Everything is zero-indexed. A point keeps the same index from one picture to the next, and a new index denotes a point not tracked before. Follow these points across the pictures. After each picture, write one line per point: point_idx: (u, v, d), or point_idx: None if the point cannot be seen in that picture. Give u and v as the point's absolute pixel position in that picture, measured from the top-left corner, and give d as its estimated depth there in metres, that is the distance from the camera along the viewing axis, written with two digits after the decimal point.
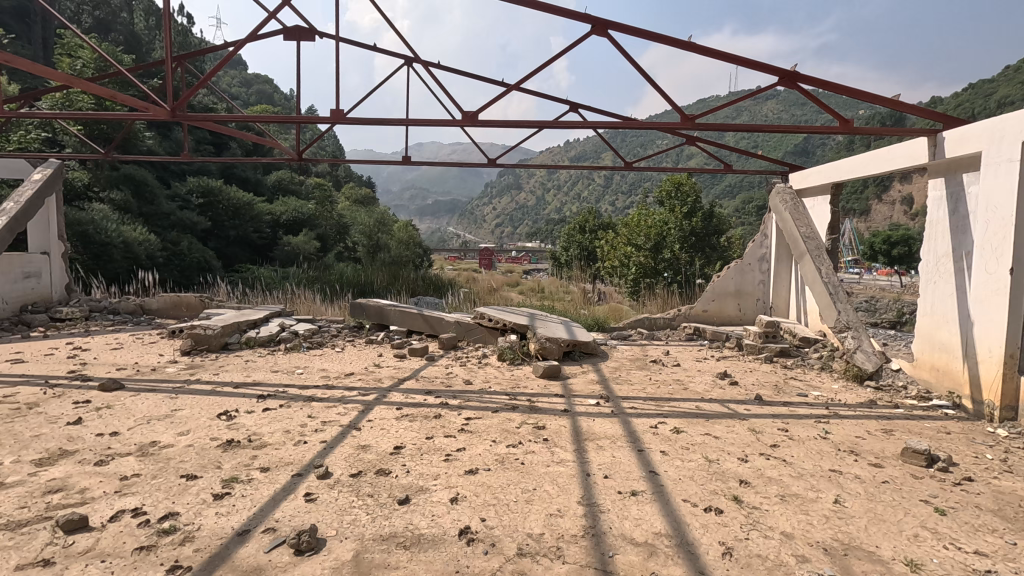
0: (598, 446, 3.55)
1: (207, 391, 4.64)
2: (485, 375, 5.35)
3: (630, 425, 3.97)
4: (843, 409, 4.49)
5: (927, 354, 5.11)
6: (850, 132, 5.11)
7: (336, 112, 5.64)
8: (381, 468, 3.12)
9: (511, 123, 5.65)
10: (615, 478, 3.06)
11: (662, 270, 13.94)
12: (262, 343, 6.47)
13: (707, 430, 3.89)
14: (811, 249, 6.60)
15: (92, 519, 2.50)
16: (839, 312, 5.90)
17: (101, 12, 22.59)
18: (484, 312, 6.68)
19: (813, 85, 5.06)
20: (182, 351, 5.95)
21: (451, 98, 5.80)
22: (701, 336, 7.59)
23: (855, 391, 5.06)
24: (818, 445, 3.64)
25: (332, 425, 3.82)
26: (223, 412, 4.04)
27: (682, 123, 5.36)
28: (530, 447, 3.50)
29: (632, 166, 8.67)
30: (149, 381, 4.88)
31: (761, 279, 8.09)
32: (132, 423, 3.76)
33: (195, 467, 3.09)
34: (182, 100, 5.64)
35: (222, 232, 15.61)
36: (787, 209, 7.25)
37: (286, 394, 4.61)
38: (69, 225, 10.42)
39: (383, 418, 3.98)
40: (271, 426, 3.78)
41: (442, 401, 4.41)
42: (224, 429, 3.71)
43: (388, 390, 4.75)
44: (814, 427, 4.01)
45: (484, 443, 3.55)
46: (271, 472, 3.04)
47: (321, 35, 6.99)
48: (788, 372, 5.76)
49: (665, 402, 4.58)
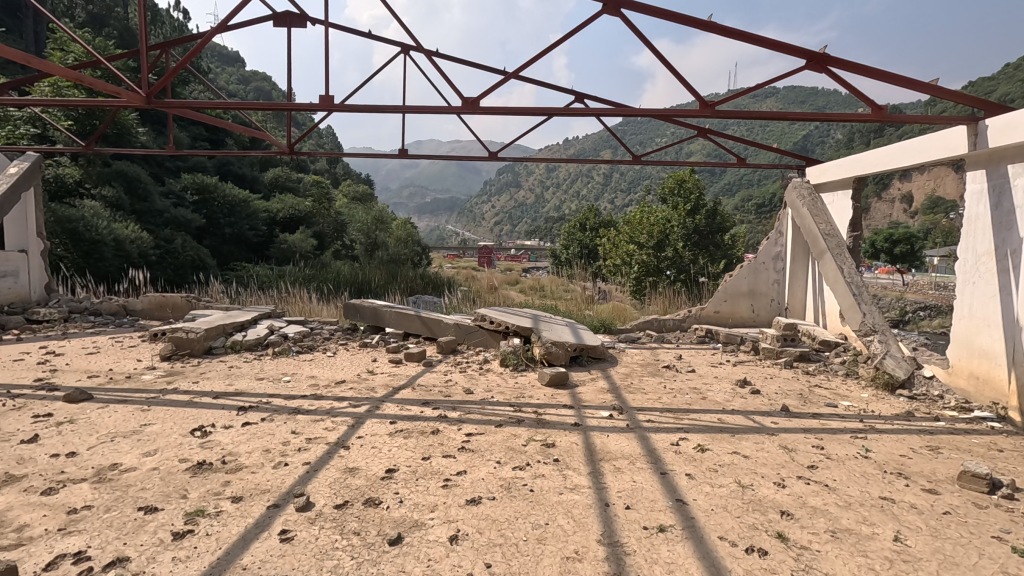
0: (615, 468, 3.16)
1: (184, 402, 4.22)
2: (487, 383, 4.93)
3: (649, 441, 3.59)
4: (879, 423, 4.10)
5: (965, 360, 4.73)
6: (885, 119, 4.71)
7: (325, 100, 5.23)
8: (369, 497, 2.73)
9: (515, 111, 5.25)
10: (638, 510, 2.67)
11: (665, 267, 13.55)
12: (249, 347, 6.06)
13: (735, 448, 3.51)
14: (831, 247, 6.21)
15: (23, 569, 2.11)
16: (864, 314, 5.50)
17: (94, 7, 22.06)
18: (485, 314, 6.27)
19: (843, 68, 4.68)
20: (162, 356, 5.55)
21: (451, 86, 5.40)
22: (714, 338, 7.18)
23: (888, 401, 4.68)
24: (860, 465, 3.27)
25: (318, 443, 3.43)
26: (197, 427, 3.64)
27: (699, 110, 4.94)
28: (539, 470, 3.11)
29: (641, 158, 8.22)
30: (122, 391, 4.47)
31: (775, 279, 7.68)
32: (93, 441, 3.37)
33: (157, 497, 2.69)
34: (157, 85, 5.16)
35: (217, 229, 15.15)
36: (805, 205, 6.86)
37: (270, 405, 4.21)
38: (57, 222, 9.99)
39: (375, 434, 3.58)
40: (250, 445, 3.38)
41: (440, 415, 4.01)
42: (196, 448, 3.31)
43: (381, 401, 4.35)
44: (852, 444, 3.62)
45: (487, 465, 3.16)
46: (244, 503, 2.65)
47: (314, 22, 6.62)
48: (812, 380, 5.36)
49: (685, 415, 4.18)
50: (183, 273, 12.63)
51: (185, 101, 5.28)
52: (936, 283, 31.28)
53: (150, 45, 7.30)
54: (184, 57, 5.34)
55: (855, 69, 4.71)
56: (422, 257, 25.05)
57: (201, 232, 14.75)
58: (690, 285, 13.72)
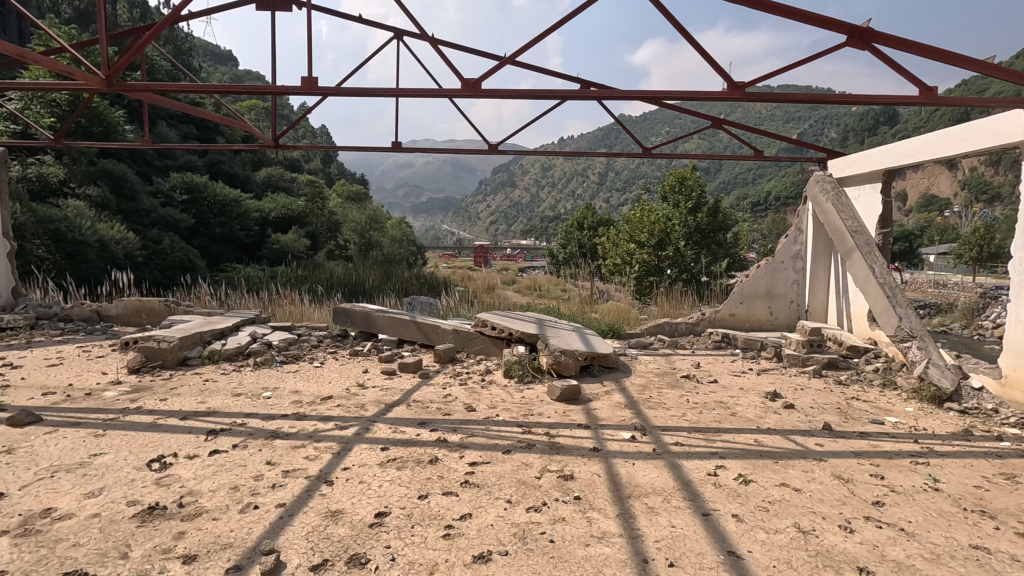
0: (648, 508, 2.67)
1: (147, 425, 3.70)
2: (490, 399, 4.41)
3: (682, 471, 3.10)
4: (937, 444, 3.62)
5: (1021, 370, 4.27)
6: (937, 100, 4.27)
7: (307, 82, 4.73)
8: (354, 553, 2.23)
9: (520, 94, 4.76)
10: (685, 568, 2.18)
11: (667, 267, 13.02)
12: (228, 357, 5.54)
13: (782, 479, 3.02)
14: (860, 244, 5.75)
15: None
16: (900, 318, 5.04)
17: (81, 3, 21.41)
18: (486, 319, 5.76)
19: (888, 45, 4.25)
20: (130, 368, 5.00)
21: (447, 68, 4.91)
22: (731, 344, 6.69)
23: (939, 417, 4.19)
24: (934, 501, 2.79)
25: (296, 478, 2.92)
26: (157, 458, 3.13)
27: (729, 92, 4.47)
28: (559, 511, 2.61)
29: (652, 151, 7.75)
30: (79, 411, 3.95)
31: (794, 279, 7.19)
32: (29, 478, 2.85)
33: (92, 557, 2.19)
34: (119, 66, 4.63)
35: (207, 229, 14.51)
36: (829, 200, 6.40)
37: (245, 428, 3.69)
38: (38, 222, 9.45)
39: (364, 465, 3.08)
40: (214, 482, 2.85)
41: (439, 439, 3.50)
42: (151, 486, 2.80)
43: (372, 422, 3.84)
44: (915, 473, 3.14)
45: (496, 505, 2.65)
46: (197, 565, 2.14)
47: (301, 5, 6.14)
48: (848, 392, 4.87)
49: (716, 436, 3.68)
50: (171, 275, 12.01)
51: (150, 84, 4.75)
52: (932, 283, 31.11)
53: (115, 31, 6.70)
54: (150, 34, 4.82)
55: (901, 45, 4.29)
56: (418, 255, 24.52)
57: (190, 231, 14.14)
58: (693, 285, 13.27)
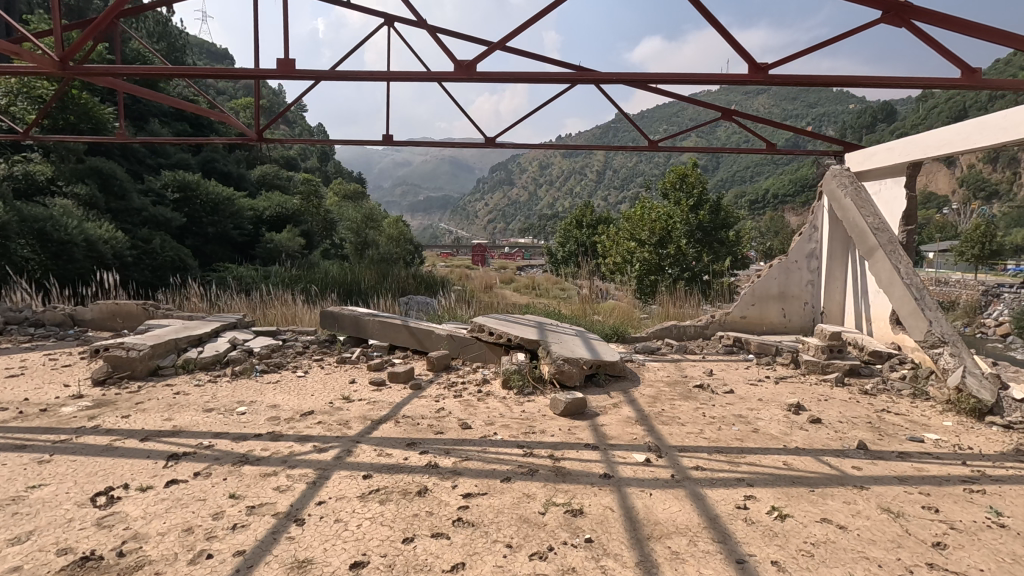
0: (673, 553, 2.27)
1: (104, 448, 3.29)
2: (487, 414, 4.01)
3: (706, 504, 2.70)
4: (988, 467, 3.22)
5: None
6: (980, 83, 3.92)
7: (284, 64, 4.33)
8: None
9: (517, 78, 4.36)
10: None
11: (668, 266, 12.64)
12: (204, 366, 5.13)
13: (822, 513, 2.62)
14: (883, 243, 5.33)
15: None
16: (930, 323, 4.64)
17: None
18: (484, 324, 5.35)
19: (927, 21, 3.87)
20: (93, 381, 4.57)
21: (439, 50, 4.51)
22: (743, 348, 6.30)
23: (983, 434, 3.79)
24: (1004, 543, 2.39)
25: (260, 516, 2.51)
26: (106, 491, 2.72)
27: (750, 74, 4.06)
28: (568, 560, 2.20)
29: (656, 145, 7.35)
30: (28, 431, 3.53)
31: (809, 279, 6.81)
32: None
33: None
34: (72, 47, 4.23)
35: (199, 228, 14.02)
36: (848, 194, 6.00)
37: (212, 451, 3.28)
38: (21, 222, 9.00)
39: (342, 499, 2.68)
40: (165, 522, 2.45)
41: (429, 465, 3.09)
42: (93, 529, 2.38)
43: (355, 442, 3.44)
44: (975, 504, 2.74)
45: (493, 552, 2.25)
46: None
47: None
48: (877, 403, 4.47)
49: (741, 458, 3.29)
50: (161, 275, 11.51)
51: (109, 67, 4.35)
52: (933, 280, 30.75)
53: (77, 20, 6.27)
54: (107, 12, 4.39)
55: (942, 22, 3.91)
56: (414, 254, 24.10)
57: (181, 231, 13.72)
58: (694, 284, 12.87)
